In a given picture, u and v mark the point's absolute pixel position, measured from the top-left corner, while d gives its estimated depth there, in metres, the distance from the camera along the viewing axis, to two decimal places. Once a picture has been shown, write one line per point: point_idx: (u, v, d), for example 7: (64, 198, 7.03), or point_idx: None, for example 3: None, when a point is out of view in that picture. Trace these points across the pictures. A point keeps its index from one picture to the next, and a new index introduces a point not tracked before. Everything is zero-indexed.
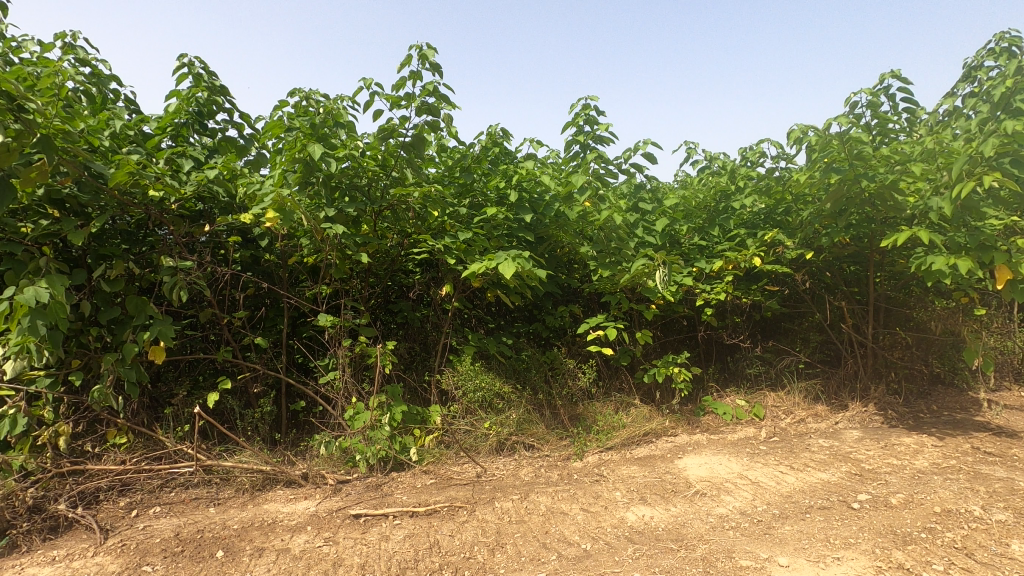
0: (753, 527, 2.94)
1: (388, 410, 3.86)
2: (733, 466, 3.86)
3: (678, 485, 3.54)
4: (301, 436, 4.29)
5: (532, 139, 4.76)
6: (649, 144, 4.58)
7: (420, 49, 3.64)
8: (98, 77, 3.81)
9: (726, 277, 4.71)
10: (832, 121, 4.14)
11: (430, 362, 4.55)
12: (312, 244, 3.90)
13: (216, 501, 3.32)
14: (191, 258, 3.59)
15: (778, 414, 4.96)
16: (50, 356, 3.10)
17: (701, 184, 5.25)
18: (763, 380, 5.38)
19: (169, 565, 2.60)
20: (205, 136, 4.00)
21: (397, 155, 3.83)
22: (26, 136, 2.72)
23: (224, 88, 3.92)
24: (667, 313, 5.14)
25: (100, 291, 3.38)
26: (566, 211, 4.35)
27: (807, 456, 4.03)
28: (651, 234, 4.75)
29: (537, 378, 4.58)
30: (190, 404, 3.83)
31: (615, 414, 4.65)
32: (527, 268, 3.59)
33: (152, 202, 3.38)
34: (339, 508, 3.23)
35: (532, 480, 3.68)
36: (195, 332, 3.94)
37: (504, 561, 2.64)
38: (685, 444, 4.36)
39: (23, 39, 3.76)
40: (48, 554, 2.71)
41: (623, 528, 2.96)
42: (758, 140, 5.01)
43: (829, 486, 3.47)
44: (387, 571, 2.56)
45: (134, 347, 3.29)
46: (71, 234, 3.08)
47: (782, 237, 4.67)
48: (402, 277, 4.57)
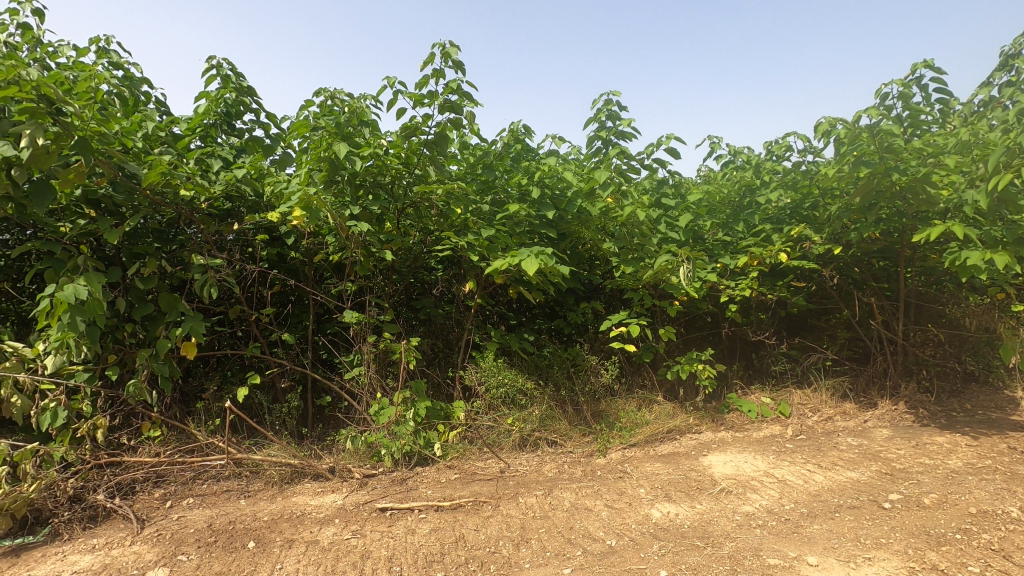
0: (781, 525, 2.91)
1: (412, 406, 3.91)
2: (759, 464, 3.81)
3: (703, 483, 3.52)
4: (327, 430, 4.36)
5: (554, 136, 4.75)
6: (673, 139, 4.52)
7: (443, 47, 3.65)
8: (130, 80, 3.91)
9: (752, 273, 4.63)
10: (861, 113, 4.05)
11: (454, 358, 4.61)
12: (337, 242, 3.95)
13: (247, 494, 3.40)
14: (221, 257, 3.68)
15: (805, 412, 4.88)
16: (88, 351, 3.19)
17: (725, 179, 5.18)
18: (789, 378, 5.30)
19: (204, 555, 2.67)
20: (233, 136, 4.08)
21: (420, 153, 3.82)
22: (65, 139, 2.80)
23: (251, 88, 4.00)
24: (690, 309, 5.09)
25: (134, 289, 3.47)
26: (589, 207, 4.33)
27: (835, 455, 3.97)
28: (674, 230, 4.69)
29: (560, 375, 4.58)
30: (220, 399, 3.92)
31: (638, 411, 4.63)
32: (550, 265, 3.58)
33: (182, 201, 3.47)
34: (365, 502, 3.28)
35: (556, 476, 3.70)
36: (224, 328, 4.03)
37: (530, 556, 2.65)
38: (710, 442, 4.32)
39: (60, 44, 3.88)
40: (88, 542, 2.81)
41: (648, 525, 2.95)
42: (785, 133, 4.92)
43: (858, 486, 3.41)
44: (415, 563, 2.60)
45: (166, 343, 3.38)
46: (106, 233, 3.17)
47: (809, 232, 4.58)
48: (425, 274, 4.61)
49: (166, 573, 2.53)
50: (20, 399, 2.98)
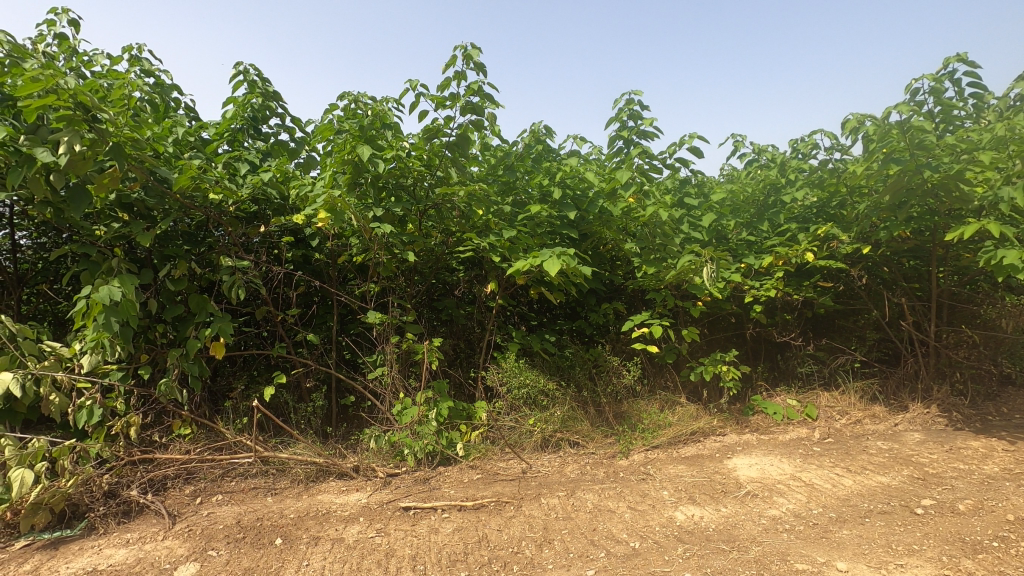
0: (808, 530, 2.86)
1: (434, 406, 3.94)
2: (785, 467, 3.76)
3: (727, 485, 3.48)
4: (351, 430, 4.42)
5: (575, 136, 4.75)
6: (696, 138, 4.41)
7: (465, 49, 3.67)
8: (161, 87, 4.02)
9: (777, 273, 4.55)
10: (891, 109, 3.96)
11: (476, 359, 4.65)
12: (361, 244, 3.97)
13: (273, 491, 3.46)
14: (248, 258, 3.76)
15: (833, 415, 4.79)
16: (122, 351, 3.28)
17: (749, 178, 5.10)
18: (816, 380, 5.20)
19: (233, 551, 2.73)
20: (259, 141, 4.15)
21: (442, 155, 3.85)
22: (100, 145, 2.88)
23: (276, 93, 4.11)
24: (714, 310, 5.03)
25: (165, 290, 3.57)
26: (610, 208, 4.30)
27: (865, 458, 3.88)
28: (697, 230, 4.63)
29: (582, 376, 4.57)
30: (247, 398, 4.00)
31: (661, 413, 4.59)
32: (572, 265, 3.57)
33: (211, 205, 3.55)
34: (389, 501, 3.32)
35: (579, 477, 3.69)
36: (251, 329, 4.11)
37: (553, 557, 2.65)
38: (734, 444, 4.27)
39: (95, 53, 4.00)
40: (122, 537, 2.89)
41: (672, 527, 2.93)
42: (811, 131, 4.83)
43: (889, 490, 3.33)
44: (439, 562, 2.62)
45: (196, 343, 3.47)
46: (139, 236, 3.26)
47: (837, 231, 4.49)
48: (446, 275, 4.63)
49: (197, 568, 2.59)
50: (58, 397, 3.06)
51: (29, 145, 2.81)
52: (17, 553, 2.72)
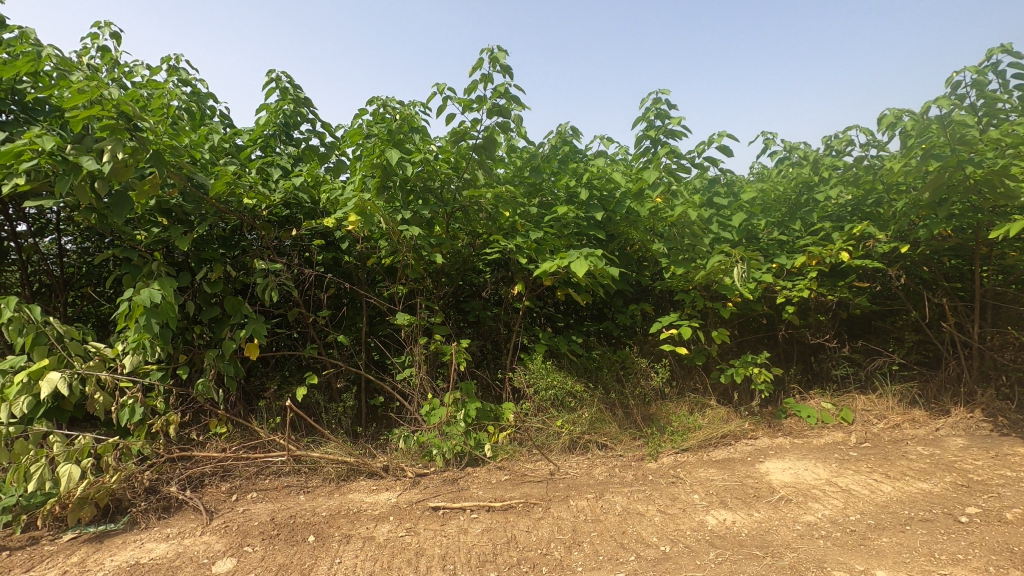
0: (846, 537, 2.79)
1: (462, 407, 3.98)
2: (820, 472, 3.67)
3: (760, 490, 3.41)
4: (381, 429, 4.48)
5: (602, 137, 4.73)
6: (726, 135, 4.30)
7: (491, 52, 3.69)
8: (197, 95, 4.15)
9: (810, 274, 4.44)
10: (930, 103, 3.85)
11: (503, 360, 4.67)
12: (389, 246, 4.03)
13: (306, 489, 3.53)
14: (281, 261, 3.84)
15: (870, 419, 4.65)
16: (162, 351, 3.39)
17: (781, 176, 4.99)
18: (851, 383, 5.07)
19: (268, 547, 2.80)
20: (291, 146, 4.25)
21: (469, 158, 3.86)
22: (141, 153, 2.98)
23: (308, 99, 4.18)
24: (745, 312, 4.95)
25: (202, 292, 3.67)
26: (638, 208, 4.26)
27: (905, 464, 3.77)
28: (726, 230, 4.56)
29: (609, 377, 4.53)
30: (280, 398, 4.09)
31: (690, 415, 4.53)
32: (600, 266, 3.55)
33: (245, 209, 3.65)
34: (418, 500, 3.35)
35: (607, 479, 3.66)
36: (283, 330, 4.20)
37: (582, 559, 2.65)
38: (767, 448, 4.19)
39: (135, 64, 4.15)
40: (163, 531, 2.98)
41: (704, 531, 2.88)
42: (845, 127, 4.72)
43: (930, 497, 3.23)
44: (468, 562, 2.63)
45: (232, 344, 3.56)
46: (178, 240, 3.37)
47: (873, 229, 4.37)
48: (473, 277, 4.64)
49: (234, 563, 2.66)
50: (102, 395, 3.16)
51: (75, 154, 2.92)
52: (65, 546, 2.82)
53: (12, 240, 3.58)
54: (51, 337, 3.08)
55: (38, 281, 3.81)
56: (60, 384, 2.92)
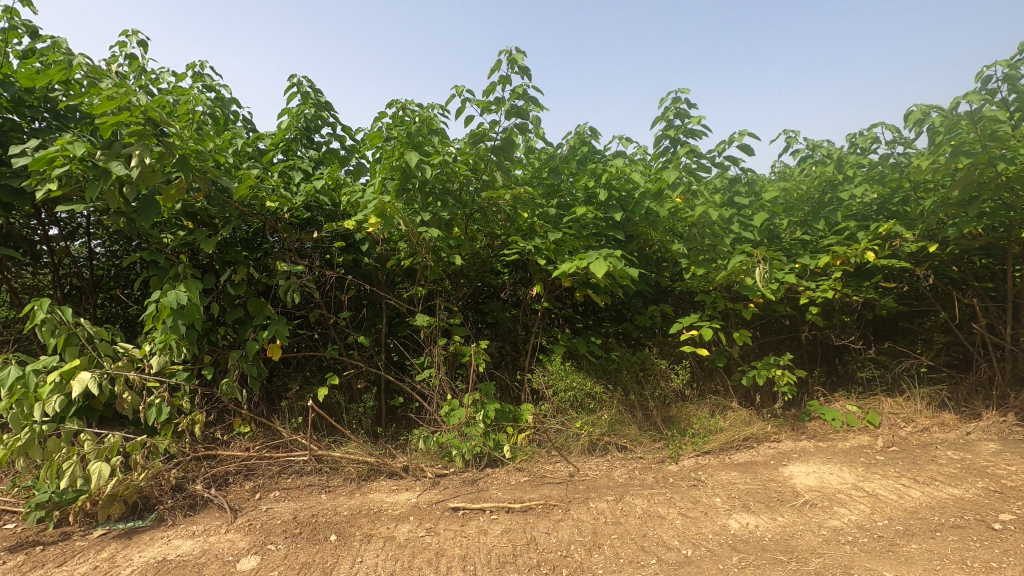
0: (874, 543, 2.73)
1: (481, 408, 3.99)
2: (846, 476, 3.59)
3: (784, 494, 3.36)
4: (400, 430, 4.51)
5: (621, 137, 4.70)
6: (747, 135, 4.24)
7: (510, 53, 3.70)
8: (221, 101, 4.23)
9: (834, 274, 4.36)
10: (960, 99, 3.76)
11: (521, 361, 4.67)
12: (409, 248, 4.06)
13: (327, 489, 3.57)
14: (303, 263, 3.89)
15: (897, 422, 4.55)
16: (187, 352, 3.46)
17: (804, 175, 4.91)
18: (877, 385, 4.96)
19: (291, 545, 2.83)
20: (312, 149, 4.30)
21: (487, 159, 3.86)
22: (167, 158, 3.04)
23: (328, 103, 4.24)
24: (767, 313, 4.87)
25: (226, 294, 3.74)
26: (657, 209, 4.23)
27: (934, 469, 3.67)
28: (748, 230, 4.49)
29: (629, 379, 4.49)
30: (302, 398, 4.15)
31: (711, 417, 4.48)
32: (620, 267, 3.52)
33: (268, 212, 3.70)
34: (438, 501, 3.37)
35: (627, 482, 3.64)
36: (305, 331, 4.25)
37: (603, 562, 2.63)
38: (790, 451, 4.13)
39: (162, 71, 4.25)
40: (189, 528, 3.04)
41: (726, 536, 2.85)
42: (871, 124, 4.63)
43: (962, 503, 3.14)
44: (489, 563, 2.64)
45: (255, 345, 3.62)
46: (203, 242, 3.44)
47: (900, 228, 4.27)
48: (492, 278, 4.65)
49: (258, 561, 2.70)
50: (130, 394, 3.23)
51: (105, 160, 2.98)
52: (96, 541, 2.90)
53: (44, 244, 3.69)
54: (82, 338, 3.16)
55: (69, 283, 3.92)
56: (91, 383, 2.99)
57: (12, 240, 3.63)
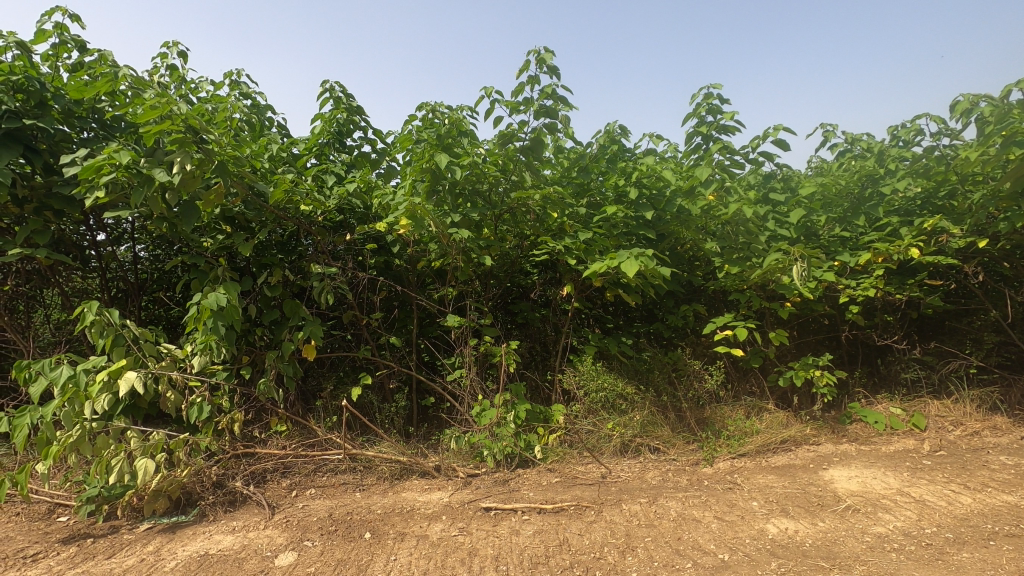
0: (921, 551, 2.62)
1: (512, 408, 3.99)
2: (891, 481, 3.46)
3: (824, 499, 3.26)
4: (432, 430, 4.54)
5: (652, 134, 4.62)
6: (782, 129, 4.12)
7: (538, 53, 3.69)
8: (257, 107, 4.35)
9: (876, 271, 4.21)
10: (1011, 87, 3.60)
11: (552, 362, 4.66)
12: (439, 249, 4.09)
13: (361, 487, 3.63)
14: (336, 265, 3.96)
15: (945, 425, 4.36)
16: (227, 352, 3.56)
17: (842, 170, 4.76)
18: (923, 387, 4.77)
19: (327, 542, 2.89)
20: (344, 153, 4.38)
21: (517, 160, 3.87)
22: (207, 164, 3.13)
23: (360, 107, 4.30)
24: (805, 312, 4.73)
25: (263, 296, 3.84)
26: (689, 206, 4.16)
27: (986, 475, 3.51)
28: (783, 227, 4.38)
29: (661, 380, 4.42)
30: (336, 397, 4.23)
31: (747, 419, 4.38)
32: (652, 266, 3.47)
33: (302, 215, 3.78)
34: (470, 501, 3.38)
35: (660, 484, 3.58)
36: (338, 332, 4.32)
37: (637, 565, 2.60)
38: (830, 455, 4.00)
39: (201, 80, 4.39)
40: (229, 524, 3.13)
41: (765, 540, 2.77)
42: (914, 116, 4.46)
43: (1017, 511, 2.99)
44: (521, 563, 2.63)
45: (291, 346, 3.70)
46: (240, 246, 3.53)
47: (947, 223, 4.10)
48: (522, 279, 4.65)
49: (295, 556, 2.75)
50: (173, 393, 3.33)
51: (148, 167, 3.09)
52: (142, 535, 3.00)
53: (93, 249, 3.86)
54: (128, 338, 3.27)
55: (115, 286, 4.08)
56: (136, 382, 3.10)
57: (63, 245, 3.79)
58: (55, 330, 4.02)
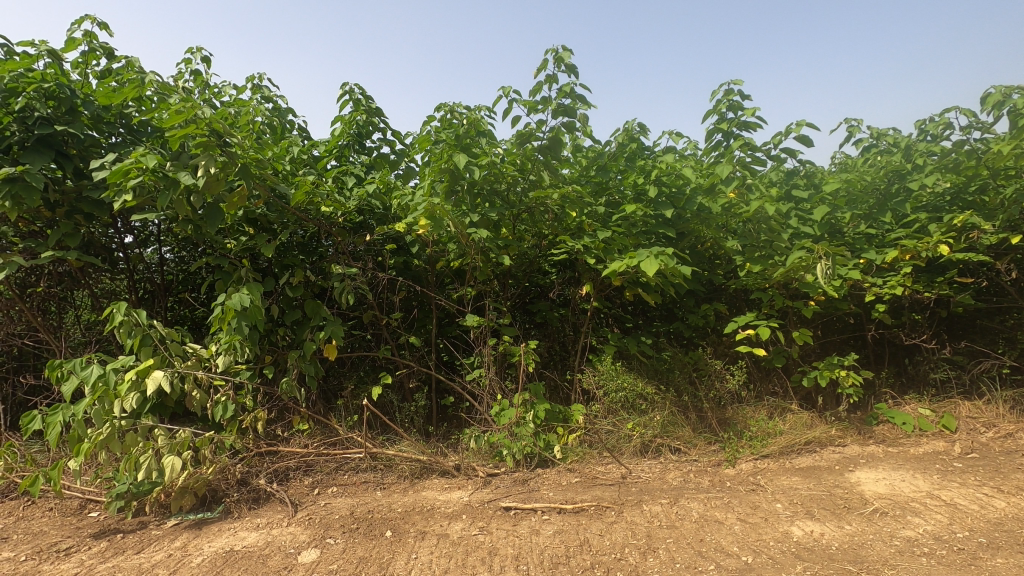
0: (953, 556, 2.55)
1: (531, 408, 3.99)
2: (920, 484, 3.38)
3: (851, 501, 3.19)
4: (451, 429, 4.56)
5: (671, 131, 4.55)
6: (805, 125, 4.04)
7: (556, 52, 3.68)
8: (278, 111, 4.42)
9: (903, 268, 4.12)
10: None
11: (571, 361, 4.64)
12: (458, 249, 4.11)
13: (382, 486, 3.66)
14: (356, 266, 3.99)
15: (976, 427, 4.25)
16: (250, 352, 3.62)
17: (868, 166, 4.66)
18: (953, 388, 4.68)
19: (348, 540, 2.92)
20: (363, 155, 4.41)
21: (535, 159, 3.86)
22: (230, 167, 3.17)
23: (379, 109, 4.34)
24: (829, 311, 4.64)
25: (285, 297, 3.89)
26: (710, 204, 4.11)
27: (1020, 478, 3.41)
28: (806, 225, 4.30)
29: (682, 380, 4.38)
30: (357, 397, 4.28)
31: (770, 420, 4.32)
32: (672, 265, 3.44)
33: (323, 217, 3.82)
34: (490, 500, 3.38)
35: (681, 485, 3.55)
36: (359, 332, 4.36)
37: (658, 566, 2.58)
38: (857, 456, 3.92)
39: (224, 85, 4.47)
40: (253, 521, 3.18)
41: (789, 543, 2.73)
42: (943, 109, 4.35)
43: None
44: (541, 564, 2.62)
45: (312, 345, 3.75)
46: (263, 247, 3.59)
47: (978, 219, 3.99)
48: (540, 278, 4.64)
49: (318, 554, 2.79)
50: (199, 392, 3.40)
51: (174, 170, 3.15)
52: (170, 530, 3.07)
53: (121, 251, 3.95)
54: (155, 339, 3.35)
55: (143, 287, 4.17)
56: (163, 381, 3.17)
57: (93, 248, 3.89)
58: (86, 330, 4.13)
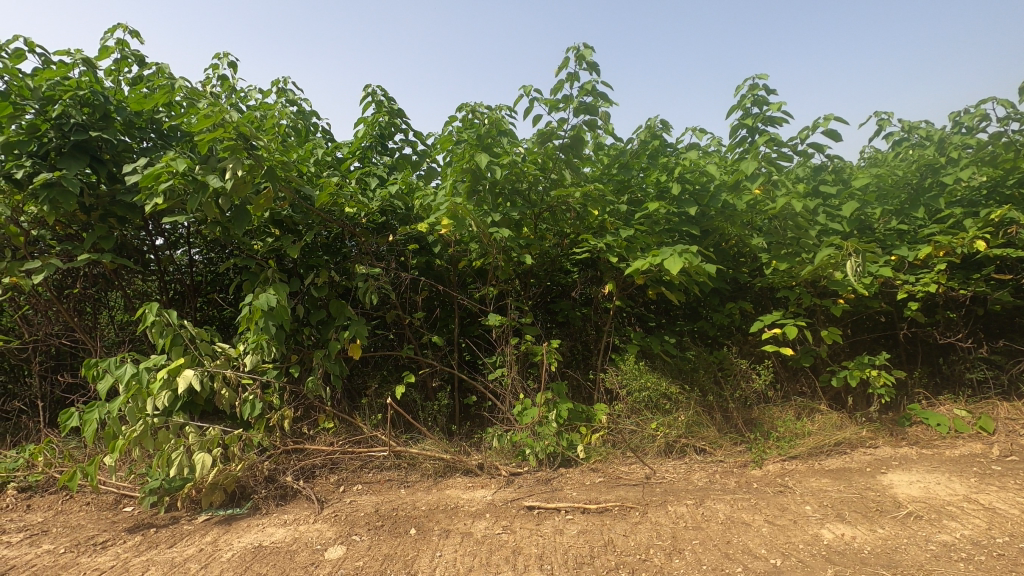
0: (992, 561, 2.47)
1: (554, 407, 3.98)
2: (956, 487, 3.28)
3: (884, 504, 3.11)
4: (474, 428, 4.58)
5: (695, 128, 4.50)
6: (833, 119, 3.95)
7: (578, 50, 3.66)
8: (302, 114, 4.49)
9: (937, 265, 4.00)
10: None
11: (593, 360, 4.62)
12: (480, 249, 4.12)
13: (406, 484, 3.69)
14: (380, 266, 4.03)
15: (1015, 428, 4.11)
16: (276, 351, 3.68)
17: (899, 160, 4.54)
18: (990, 388, 4.53)
19: (374, 537, 2.95)
20: (385, 156, 4.46)
21: (556, 158, 3.85)
22: (257, 169, 3.23)
23: (401, 110, 4.38)
24: (859, 309, 4.53)
25: (310, 296, 3.95)
26: (734, 201, 4.05)
27: None
28: (835, 221, 4.20)
29: (706, 379, 4.33)
30: (381, 395, 4.32)
31: (798, 421, 4.24)
32: (696, 263, 3.39)
33: (347, 218, 3.88)
34: (513, 499, 3.38)
35: (707, 486, 3.50)
36: (382, 331, 4.40)
37: (684, 567, 2.55)
38: (889, 458, 3.82)
39: (250, 89, 4.56)
40: (281, 517, 3.23)
41: (820, 546, 2.67)
42: (979, 100, 4.22)
43: None
44: (565, 563, 2.61)
45: (337, 345, 3.80)
46: (289, 248, 3.65)
47: (1017, 214, 3.85)
48: (562, 277, 4.62)
49: (344, 550, 2.82)
50: (227, 390, 3.46)
51: (203, 173, 3.22)
52: (200, 525, 3.14)
53: (152, 253, 4.05)
54: (186, 338, 3.43)
55: (173, 288, 4.28)
56: (194, 380, 3.24)
57: (126, 250, 3.99)
58: (119, 330, 4.25)
